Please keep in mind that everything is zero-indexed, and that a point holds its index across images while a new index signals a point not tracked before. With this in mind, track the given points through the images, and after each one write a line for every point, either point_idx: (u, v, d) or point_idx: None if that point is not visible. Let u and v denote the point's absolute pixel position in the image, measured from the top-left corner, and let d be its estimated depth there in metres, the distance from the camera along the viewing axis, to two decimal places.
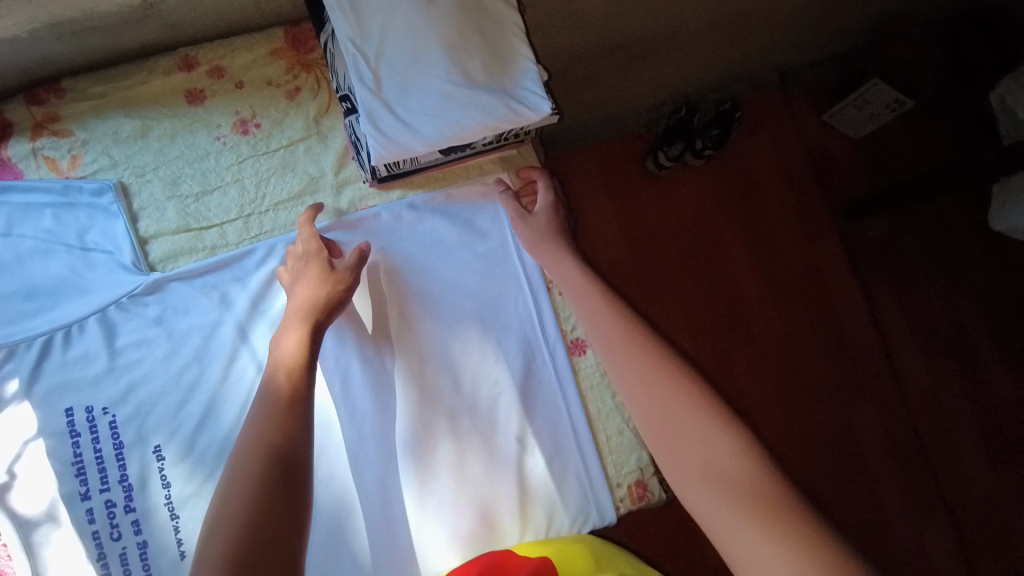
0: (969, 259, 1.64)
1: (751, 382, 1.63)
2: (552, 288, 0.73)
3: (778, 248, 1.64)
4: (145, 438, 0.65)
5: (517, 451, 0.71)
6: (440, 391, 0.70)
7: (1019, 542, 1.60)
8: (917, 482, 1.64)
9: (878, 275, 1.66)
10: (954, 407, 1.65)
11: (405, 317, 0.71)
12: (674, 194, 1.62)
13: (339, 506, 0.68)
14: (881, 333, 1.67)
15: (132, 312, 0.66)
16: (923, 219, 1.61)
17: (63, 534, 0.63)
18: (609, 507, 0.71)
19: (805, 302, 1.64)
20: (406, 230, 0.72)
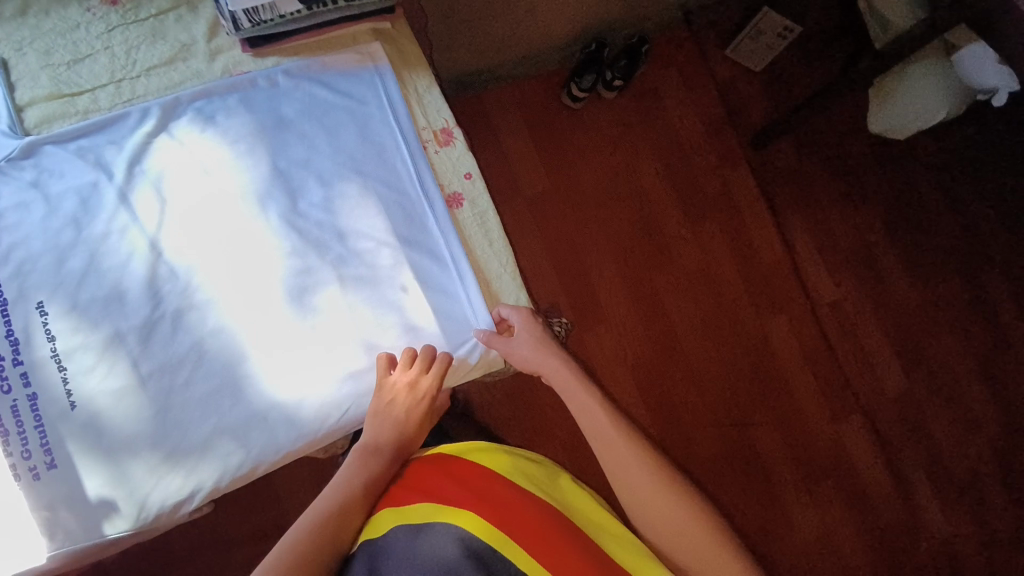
0: (865, 176, 1.89)
1: (676, 302, 1.75)
2: (428, 147, 0.79)
3: (692, 175, 1.81)
4: (28, 296, 0.67)
5: (401, 297, 0.75)
6: (323, 245, 0.74)
7: (919, 424, 1.82)
8: (828, 378, 1.81)
9: (778, 194, 1.86)
10: (853, 308, 1.86)
11: (284, 176, 0.74)
12: (592, 125, 1.77)
13: (232, 358, 0.70)
14: (789, 247, 1.85)
15: (9, 176, 0.68)
16: (814, 143, 1.88)
17: None
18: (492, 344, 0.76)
19: (717, 219, 1.81)
20: (282, 94, 0.75)
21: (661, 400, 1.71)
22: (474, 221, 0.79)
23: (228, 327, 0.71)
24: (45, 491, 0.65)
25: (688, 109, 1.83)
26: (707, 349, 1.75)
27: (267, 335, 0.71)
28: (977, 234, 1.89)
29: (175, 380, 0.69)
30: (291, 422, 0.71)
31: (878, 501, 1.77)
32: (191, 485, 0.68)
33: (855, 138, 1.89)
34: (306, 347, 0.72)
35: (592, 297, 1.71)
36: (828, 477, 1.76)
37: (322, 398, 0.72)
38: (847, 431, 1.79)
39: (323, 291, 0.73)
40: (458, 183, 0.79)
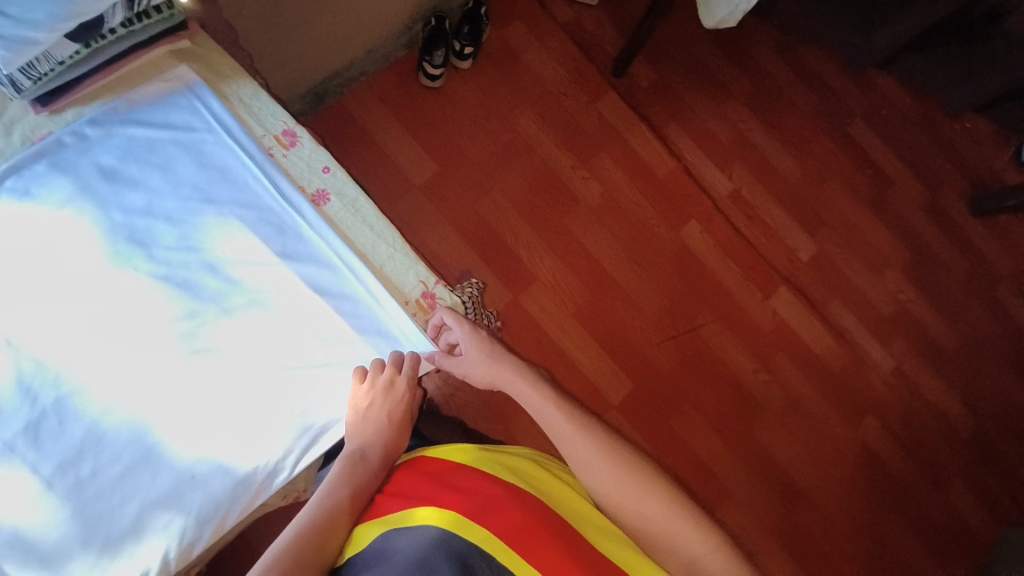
0: (721, 72, 2.02)
1: (595, 239, 1.79)
2: (274, 155, 0.76)
3: (570, 116, 1.85)
4: None
5: (299, 308, 0.72)
6: (198, 284, 0.70)
7: (838, 278, 1.97)
8: (750, 262, 1.92)
9: (653, 110, 1.94)
10: (752, 193, 1.98)
11: (131, 228, 0.69)
12: (460, 97, 1.77)
13: (135, 428, 0.65)
14: (678, 156, 1.93)
15: None
16: (667, 54, 1.98)
17: None
18: (407, 321, 0.75)
19: (604, 151, 1.86)
20: (97, 145, 0.70)
21: (612, 334, 1.75)
22: (345, 212, 0.78)
23: (121, 399, 0.65)
24: None
25: (545, 56, 1.87)
26: (637, 273, 1.81)
27: (167, 392, 0.67)
28: (827, 94, 2.08)
29: (83, 472, 0.63)
30: (225, 470, 0.67)
31: (827, 355, 1.90)
32: (143, 569, 0.63)
33: (699, 40, 2.01)
34: (216, 389, 0.68)
35: (515, 260, 1.72)
36: (779, 351, 1.88)
37: (250, 434, 0.68)
38: (782, 304, 1.91)
39: (213, 328, 0.69)
40: (317, 180, 0.78)
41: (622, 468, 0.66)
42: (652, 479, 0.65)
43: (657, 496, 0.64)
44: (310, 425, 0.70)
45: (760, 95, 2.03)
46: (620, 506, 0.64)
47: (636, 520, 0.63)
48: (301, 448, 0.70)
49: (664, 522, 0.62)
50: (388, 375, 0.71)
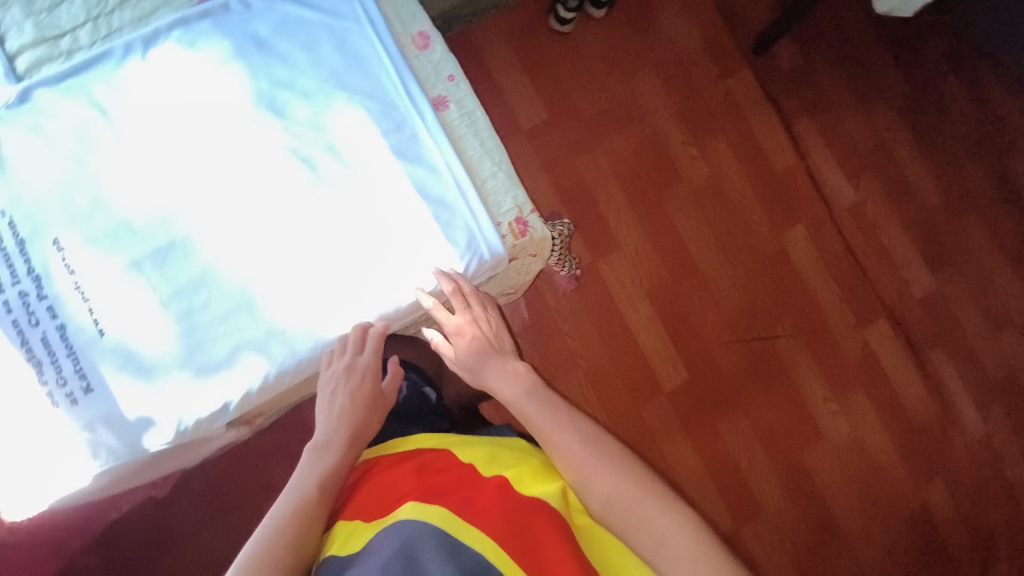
0: (876, 72, 1.82)
1: (689, 223, 1.72)
2: (407, 53, 0.77)
3: (696, 89, 1.75)
4: (43, 233, 0.69)
5: (399, 205, 0.76)
6: (319, 163, 0.75)
7: (947, 325, 1.78)
8: (852, 283, 1.77)
9: (787, 100, 1.79)
10: (873, 210, 1.80)
11: (272, 99, 0.74)
12: (585, 47, 1.72)
13: (242, 277, 0.73)
14: (802, 155, 1.79)
15: (7, 121, 0.70)
16: (820, 40, 1.80)
17: None
18: (496, 241, 0.77)
19: (722, 132, 1.75)
20: (256, 15, 0.75)
21: (681, 323, 1.69)
22: (462, 121, 0.78)
23: (235, 249, 0.72)
24: (83, 412, 0.68)
25: (683, 20, 1.75)
26: (724, 266, 1.72)
27: (273, 252, 0.73)
28: (996, 120, 1.83)
29: (192, 302, 0.71)
30: (307, 330, 0.73)
31: (911, 403, 1.75)
32: (224, 399, 0.71)
33: (859, 31, 1.81)
34: (313, 260, 0.74)
35: (601, 226, 1.69)
36: (857, 384, 1.74)
37: (334, 307, 0.74)
38: (876, 336, 1.76)
39: (323, 206, 0.74)
40: (441, 85, 0.79)
41: (608, 461, 0.61)
42: (646, 478, 0.60)
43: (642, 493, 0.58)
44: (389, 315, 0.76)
45: (914, 106, 1.81)
46: (605, 507, 0.59)
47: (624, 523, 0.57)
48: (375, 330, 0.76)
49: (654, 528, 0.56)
50: (353, 348, 0.71)
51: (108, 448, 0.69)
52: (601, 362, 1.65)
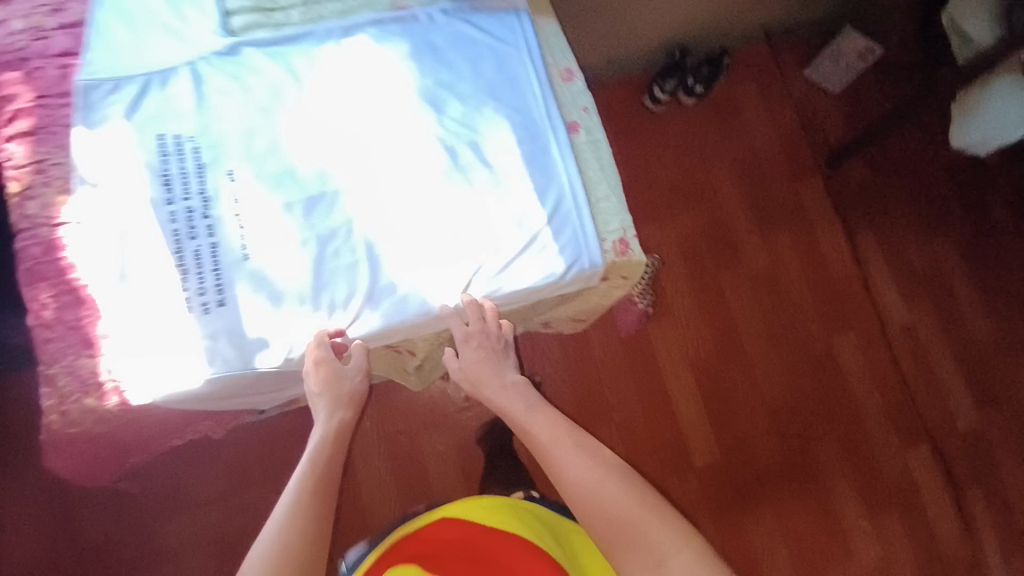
0: (940, 205, 1.90)
1: (743, 307, 1.76)
2: (555, 83, 0.89)
3: (768, 185, 1.85)
4: (221, 164, 0.80)
5: (522, 206, 0.84)
6: (461, 156, 0.85)
7: (988, 464, 1.74)
8: (896, 399, 1.76)
9: (852, 212, 1.88)
10: (925, 332, 1.82)
11: (434, 97, 0.86)
12: (670, 128, 1.86)
13: (375, 237, 0.82)
14: (861, 265, 1.84)
15: (216, 66, 0.81)
16: (889, 165, 1.91)
17: (147, 225, 0.77)
18: (599, 256, 0.84)
19: (786, 228, 1.83)
20: (437, 28, 0.87)
21: (720, 402, 1.69)
22: (589, 146, 0.88)
23: (375, 213, 0.82)
24: (209, 323, 0.76)
25: (765, 122, 1.89)
26: (772, 355, 1.74)
27: (405, 221, 0.82)
28: None
29: (326, 248, 0.81)
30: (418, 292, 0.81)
31: (944, 537, 1.68)
32: (332, 338, 0.79)
33: (929, 164, 1.92)
34: (438, 235, 0.82)
35: (659, 291, 1.74)
36: (892, 505, 1.68)
37: (444, 279, 0.82)
38: (915, 459, 1.72)
39: (456, 192, 0.84)
40: (576, 114, 0.89)
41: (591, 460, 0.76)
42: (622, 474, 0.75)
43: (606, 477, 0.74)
44: (489, 296, 0.83)
45: (975, 244, 1.88)
46: (591, 501, 0.72)
47: (591, 506, 0.72)
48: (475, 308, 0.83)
49: (614, 505, 0.71)
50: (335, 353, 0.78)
51: (224, 359, 0.76)
52: (636, 423, 1.64)
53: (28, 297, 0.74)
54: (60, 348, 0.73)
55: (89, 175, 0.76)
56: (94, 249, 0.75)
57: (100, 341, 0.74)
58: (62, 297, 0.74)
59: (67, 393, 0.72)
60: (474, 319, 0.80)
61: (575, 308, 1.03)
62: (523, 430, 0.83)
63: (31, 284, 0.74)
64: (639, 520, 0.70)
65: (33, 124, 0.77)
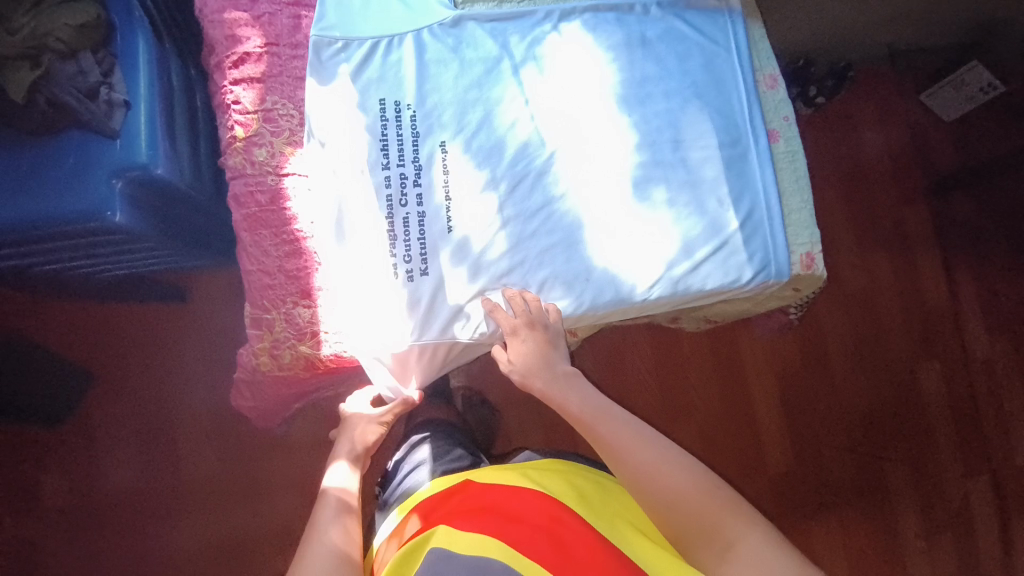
0: None
1: (834, 324, 1.74)
2: (760, 88, 0.88)
3: (873, 207, 1.81)
4: (435, 134, 0.81)
5: (715, 208, 0.85)
6: (661, 152, 0.85)
7: None
8: (979, 440, 1.71)
9: (952, 245, 1.82)
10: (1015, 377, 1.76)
11: (641, 90, 0.86)
12: None
13: (572, 223, 0.83)
14: (958, 300, 1.79)
15: (438, 37, 0.83)
16: (1001, 201, 1.83)
17: (365, 187, 0.79)
18: (786, 266, 0.84)
19: (885, 252, 1.79)
20: (650, 20, 0.87)
21: (799, 417, 1.69)
22: (787, 156, 0.87)
23: (574, 197, 0.83)
24: (414, 288, 0.79)
25: (879, 141, 1.83)
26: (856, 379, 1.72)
27: (602, 211, 0.83)
28: None
29: (526, 229, 0.81)
30: (608, 279, 0.82)
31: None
32: None
33: None
34: (632, 227, 0.83)
35: None
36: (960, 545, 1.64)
37: (636, 269, 0.82)
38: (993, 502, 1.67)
39: (653, 187, 0.84)
40: (777, 122, 0.88)
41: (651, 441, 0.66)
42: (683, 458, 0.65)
43: (662, 467, 0.64)
44: (678, 290, 0.83)
45: None
46: (653, 487, 0.63)
47: (650, 491, 0.63)
48: (661, 303, 0.83)
49: (673, 491, 0.62)
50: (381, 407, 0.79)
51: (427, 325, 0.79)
52: (714, 427, 1.66)
53: (250, 242, 0.77)
54: (279, 295, 0.76)
55: (318, 132, 0.78)
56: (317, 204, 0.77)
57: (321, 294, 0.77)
58: (282, 247, 0.77)
59: (281, 339, 0.76)
60: (520, 309, 0.76)
61: (724, 311, 1.03)
62: (573, 416, 0.71)
63: (253, 230, 0.77)
64: (699, 506, 0.61)
65: (262, 71, 0.78)
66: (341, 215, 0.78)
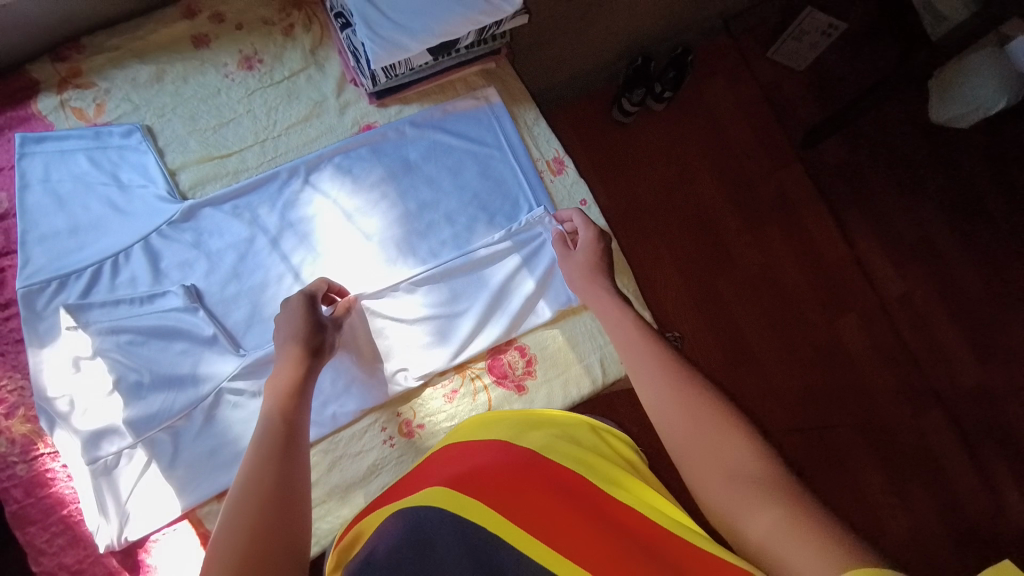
0: (977, 171, 1.47)
1: (732, 304, 1.37)
2: (544, 177, 0.82)
3: (746, 180, 1.45)
4: (199, 348, 0.72)
5: (531, 322, 0.78)
6: (458, 280, 0.77)
7: None
8: (958, 396, 1.36)
9: (842, 195, 1.45)
10: (975, 315, 1.41)
11: (421, 223, 0.77)
12: (645, 153, 1.44)
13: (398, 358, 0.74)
14: (886, 252, 1.43)
15: (171, 238, 0.73)
16: (931, 126, 1.49)
17: (132, 443, 0.68)
18: (600, 370, 0.78)
19: (774, 220, 1.43)
20: (410, 143, 0.79)
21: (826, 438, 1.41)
22: None
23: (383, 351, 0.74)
24: (195, 484, 0.70)
25: (742, 107, 1.49)
26: (774, 347, 1.36)
27: (407, 340, 0.75)
28: None
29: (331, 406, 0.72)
30: (429, 370, 0.75)
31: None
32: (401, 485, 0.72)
33: (915, 140, 1.48)
34: (442, 336, 0.76)
35: (658, 307, 1.35)
36: (1000, 542, 1.28)
37: (441, 307, 0.76)
38: (997, 471, 1.32)
39: (462, 322, 0.76)
40: (575, 210, 0.82)
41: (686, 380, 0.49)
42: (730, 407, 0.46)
43: (702, 420, 0.45)
44: (497, 300, 0.77)
45: None
46: (675, 427, 0.46)
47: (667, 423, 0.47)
48: (519, 400, 0.76)
49: (700, 428, 0.45)
50: None
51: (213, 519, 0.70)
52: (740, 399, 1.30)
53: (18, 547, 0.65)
54: None
55: (48, 399, 0.66)
56: (66, 478, 0.67)
57: (149, 567, 0.67)
58: (55, 540, 0.65)
59: None
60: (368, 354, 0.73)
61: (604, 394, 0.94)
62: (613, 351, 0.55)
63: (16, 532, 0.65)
64: (733, 463, 0.42)
65: None
66: (112, 469, 0.67)
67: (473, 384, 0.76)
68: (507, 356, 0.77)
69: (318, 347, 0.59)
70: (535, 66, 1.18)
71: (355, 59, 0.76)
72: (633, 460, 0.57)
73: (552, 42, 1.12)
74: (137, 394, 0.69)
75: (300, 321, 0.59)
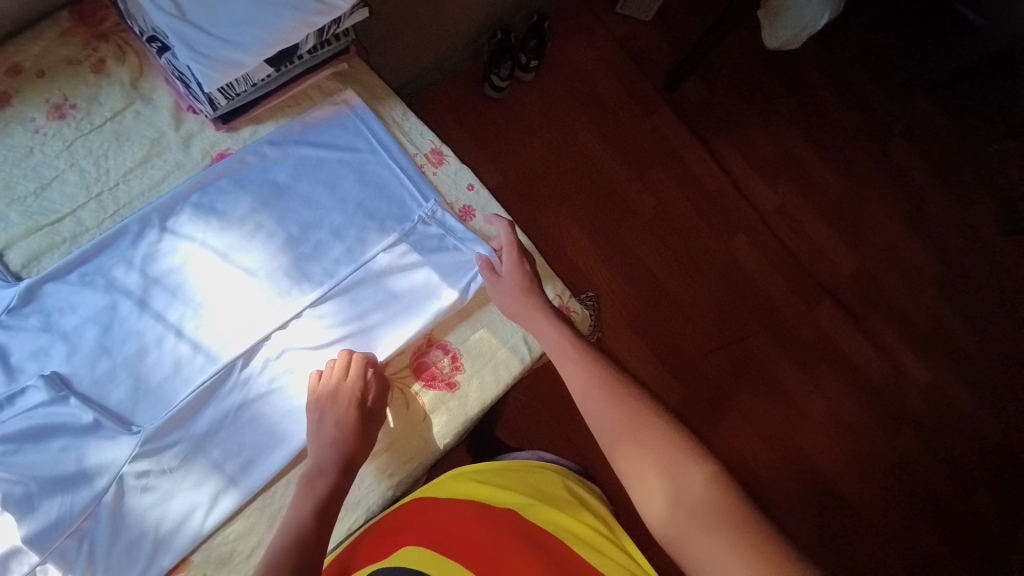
0: (816, 84, 1.62)
1: (637, 250, 1.43)
2: (424, 170, 0.80)
3: (625, 131, 1.51)
4: (82, 440, 0.63)
5: (446, 319, 0.76)
6: (363, 295, 0.74)
7: (975, 307, 1.52)
8: (849, 286, 1.49)
9: (711, 130, 1.55)
10: (845, 211, 1.54)
11: (307, 247, 0.73)
12: (526, 124, 1.45)
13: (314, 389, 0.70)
14: (759, 173, 1.54)
15: (15, 328, 0.63)
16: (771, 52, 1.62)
17: (51, 556, 0.60)
18: (525, 348, 0.78)
19: (658, 163, 1.50)
20: (274, 164, 0.74)
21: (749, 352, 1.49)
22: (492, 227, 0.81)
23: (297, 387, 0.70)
24: None
25: (605, 63, 1.54)
26: (686, 282, 1.43)
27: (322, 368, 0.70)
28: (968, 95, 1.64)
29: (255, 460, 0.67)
30: None
31: (963, 413, 1.44)
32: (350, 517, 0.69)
33: (760, 67, 1.61)
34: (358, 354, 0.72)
35: (571, 268, 1.39)
36: (907, 403, 1.43)
37: (353, 325, 0.72)
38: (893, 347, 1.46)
39: (376, 335, 0.73)
40: (464, 197, 0.81)
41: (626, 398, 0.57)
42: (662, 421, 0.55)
43: (643, 436, 0.54)
44: (408, 304, 0.74)
45: (890, 68, 1.62)
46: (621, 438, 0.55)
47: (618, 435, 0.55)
48: (452, 398, 0.74)
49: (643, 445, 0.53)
50: None
51: None
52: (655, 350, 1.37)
53: None
54: None
55: None
56: None
57: None
58: None
59: None
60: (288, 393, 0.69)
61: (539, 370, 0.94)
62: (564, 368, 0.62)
63: None
64: (670, 477, 0.51)
65: None
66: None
67: (404, 395, 0.74)
68: (432, 357, 0.75)
69: (356, 459, 0.64)
70: (394, 58, 1.14)
71: (185, 85, 0.70)
72: (598, 510, 0.68)
73: (405, 31, 1.08)
74: (33, 503, 0.60)
75: (346, 421, 0.65)
